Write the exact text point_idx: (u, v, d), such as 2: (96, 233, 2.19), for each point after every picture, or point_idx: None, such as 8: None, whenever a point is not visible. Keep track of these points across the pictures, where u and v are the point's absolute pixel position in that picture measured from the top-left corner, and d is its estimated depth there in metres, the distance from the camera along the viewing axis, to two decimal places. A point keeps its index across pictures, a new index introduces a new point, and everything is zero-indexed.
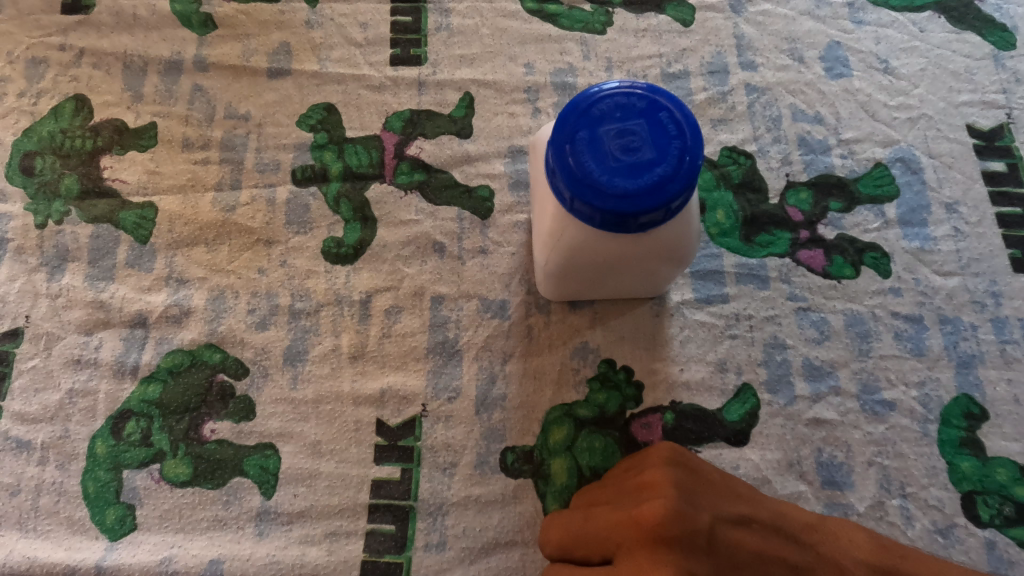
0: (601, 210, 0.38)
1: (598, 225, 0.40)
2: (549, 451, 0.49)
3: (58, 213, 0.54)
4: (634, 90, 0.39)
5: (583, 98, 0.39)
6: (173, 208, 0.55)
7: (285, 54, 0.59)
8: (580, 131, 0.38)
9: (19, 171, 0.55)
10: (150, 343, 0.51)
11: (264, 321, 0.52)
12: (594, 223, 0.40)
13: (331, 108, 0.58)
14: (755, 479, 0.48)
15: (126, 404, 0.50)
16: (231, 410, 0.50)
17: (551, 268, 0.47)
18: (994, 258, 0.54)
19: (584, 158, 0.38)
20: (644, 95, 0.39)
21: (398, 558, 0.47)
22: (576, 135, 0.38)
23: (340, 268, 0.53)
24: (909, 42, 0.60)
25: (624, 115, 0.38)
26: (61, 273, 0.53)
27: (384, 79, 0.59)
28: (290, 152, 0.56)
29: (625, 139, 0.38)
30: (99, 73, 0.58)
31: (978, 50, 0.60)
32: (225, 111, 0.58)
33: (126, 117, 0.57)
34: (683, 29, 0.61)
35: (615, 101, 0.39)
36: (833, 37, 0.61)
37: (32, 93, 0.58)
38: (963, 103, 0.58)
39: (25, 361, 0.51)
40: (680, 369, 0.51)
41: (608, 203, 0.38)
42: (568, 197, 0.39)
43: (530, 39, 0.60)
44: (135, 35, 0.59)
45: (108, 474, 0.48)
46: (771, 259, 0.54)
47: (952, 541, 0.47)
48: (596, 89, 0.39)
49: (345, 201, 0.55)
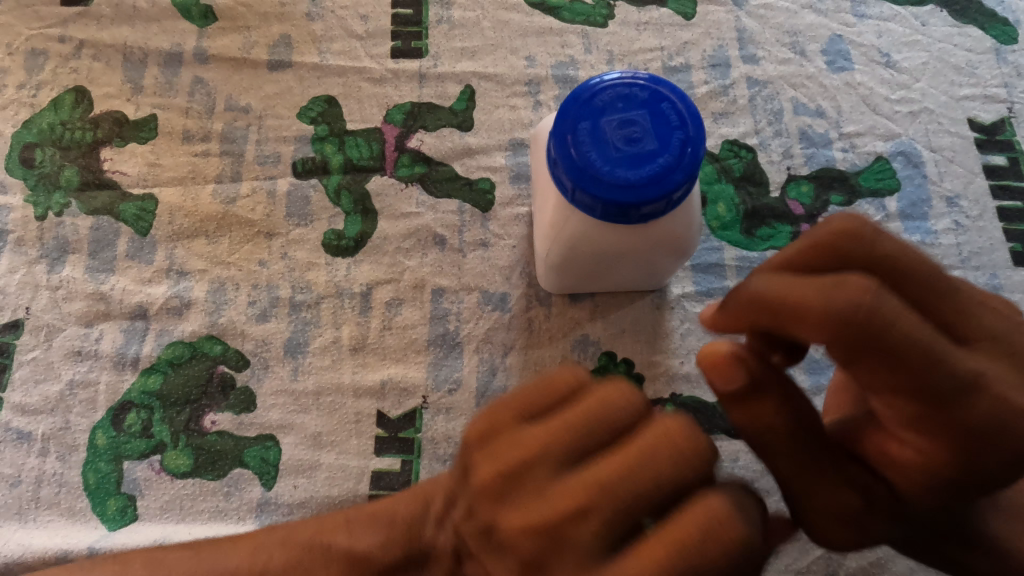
0: (601, 200, 0.38)
1: (600, 216, 0.40)
2: None
3: (58, 206, 0.54)
4: (636, 81, 0.39)
5: (585, 87, 0.39)
6: (174, 200, 0.55)
7: (285, 46, 0.59)
8: (582, 122, 0.38)
9: (19, 163, 0.55)
10: (150, 335, 0.51)
11: (264, 313, 0.52)
12: (596, 214, 0.40)
13: (332, 101, 0.58)
14: (754, 472, 0.49)
15: (127, 396, 0.50)
16: (231, 402, 0.50)
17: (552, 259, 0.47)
18: (995, 252, 0.54)
19: (587, 149, 0.38)
20: (646, 86, 0.39)
21: None
22: (578, 125, 0.38)
23: (341, 261, 0.53)
24: (910, 36, 0.60)
25: (625, 106, 0.38)
26: (61, 265, 0.53)
27: (385, 71, 0.59)
28: (290, 144, 0.56)
29: (627, 129, 0.38)
30: (99, 64, 0.58)
31: (980, 44, 0.60)
32: (226, 103, 0.57)
33: (126, 109, 0.57)
34: (684, 22, 0.61)
35: (617, 92, 0.39)
36: (835, 30, 0.60)
37: (31, 84, 0.58)
38: (964, 97, 0.58)
39: (25, 352, 0.51)
40: (680, 362, 0.51)
41: (610, 192, 0.38)
42: (569, 186, 0.39)
43: (531, 31, 0.60)
44: (135, 26, 0.59)
45: (109, 465, 0.48)
46: (772, 252, 0.54)
47: None
48: (598, 80, 0.39)
49: (345, 193, 0.55)
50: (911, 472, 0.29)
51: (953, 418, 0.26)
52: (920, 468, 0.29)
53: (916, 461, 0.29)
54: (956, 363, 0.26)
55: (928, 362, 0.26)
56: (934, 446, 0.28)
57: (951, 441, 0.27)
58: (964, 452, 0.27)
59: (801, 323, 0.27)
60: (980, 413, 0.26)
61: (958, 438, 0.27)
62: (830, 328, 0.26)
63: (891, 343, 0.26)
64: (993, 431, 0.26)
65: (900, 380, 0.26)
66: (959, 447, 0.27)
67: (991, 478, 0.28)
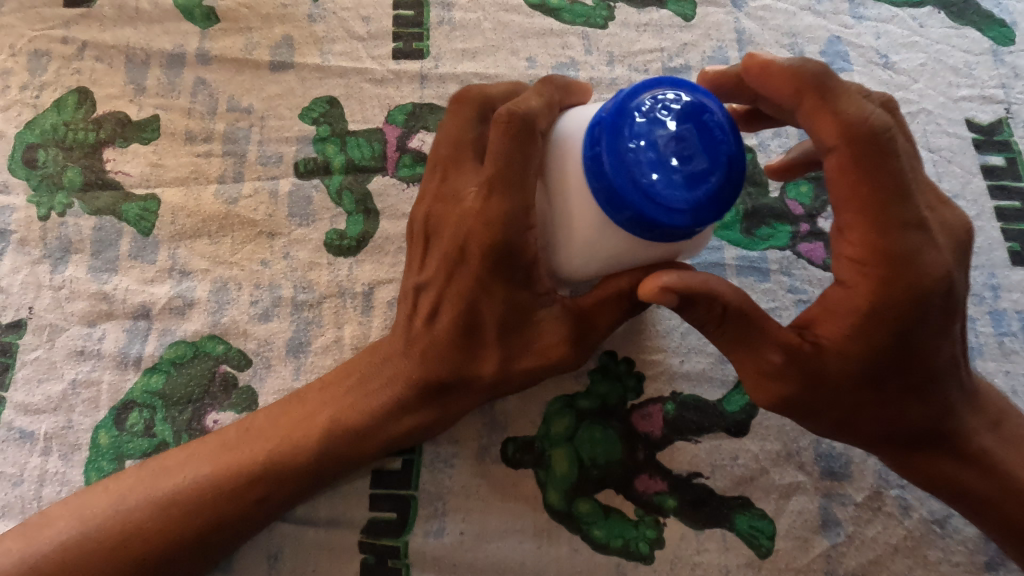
0: (657, 222, 0.39)
1: (658, 237, 0.41)
2: (550, 441, 0.50)
3: (60, 206, 0.54)
4: (674, 95, 0.40)
5: (617, 108, 0.40)
6: (176, 200, 0.55)
7: (287, 47, 0.60)
8: (631, 147, 0.39)
9: (22, 164, 0.55)
10: (153, 335, 0.51)
11: (266, 312, 0.52)
12: (655, 236, 0.41)
13: (333, 101, 0.58)
14: (754, 470, 0.49)
15: (129, 395, 0.50)
16: (233, 401, 0.50)
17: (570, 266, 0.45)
18: (993, 252, 0.54)
19: (634, 175, 0.39)
20: (686, 100, 0.40)
21: (396, 542, 0.47)
22: (620, 152, 0.39)
23: (343, 261, 0.53)
24: (909, 37, 0.61)
25: (670, 124, 0.39)
26: (64, 265, 0.53)
27: (387, 72, 0.59)
28: (292, 145, 0.57)
29: (677, 149, 0.39)
30: (102, 65, 0.59)
31: (977, 45, 0.60)
32: (228, 104, 0.58)
33: (129, 110, 0.57)
34: (684, 23, 0.61)
35: (659, 111, 0.39)
36: (833, 32, 0.61)
37: (34, 86, 0.58)
38: (962, 98, 0.59)
39: (29, 352, 0.51)
40: (680, 360, 0.52)
41: (672, 218, 0.39)
42: (618, 213, 0.40)
43: (532, 33, 0.61)
44: (138, 28, 0.60)
45: (112, 464, 0.48)
46: (772, 251, 0.54)
47: (949, 531, 0.47)
48: (635, 99, 0.40)
49: (347, 193, 0.55)
50: (846, 314, 0.38)
51: (886, 248, 0.36)
52: (845, 301, 0.38)
53: (850, 297, 0.38)
54: (912, 204, 0.37)
55: (893, 185, 0.36)
56: (864, 280, 0.37)
57: (878, 274, 0.37)
58: (887, 286, 0.37)
59: (826, 115, 0.37)
60: (907, 246, 0.36)
61: (885, 266, 0.36)
62: (847, 128, 0.37)
63: (874, 152, 0.36)
64: (905, 256, 0.36)
65: (871, 202, 0.36)
66: (886, 278, 0.37)
67: (906, 321, 0.37)
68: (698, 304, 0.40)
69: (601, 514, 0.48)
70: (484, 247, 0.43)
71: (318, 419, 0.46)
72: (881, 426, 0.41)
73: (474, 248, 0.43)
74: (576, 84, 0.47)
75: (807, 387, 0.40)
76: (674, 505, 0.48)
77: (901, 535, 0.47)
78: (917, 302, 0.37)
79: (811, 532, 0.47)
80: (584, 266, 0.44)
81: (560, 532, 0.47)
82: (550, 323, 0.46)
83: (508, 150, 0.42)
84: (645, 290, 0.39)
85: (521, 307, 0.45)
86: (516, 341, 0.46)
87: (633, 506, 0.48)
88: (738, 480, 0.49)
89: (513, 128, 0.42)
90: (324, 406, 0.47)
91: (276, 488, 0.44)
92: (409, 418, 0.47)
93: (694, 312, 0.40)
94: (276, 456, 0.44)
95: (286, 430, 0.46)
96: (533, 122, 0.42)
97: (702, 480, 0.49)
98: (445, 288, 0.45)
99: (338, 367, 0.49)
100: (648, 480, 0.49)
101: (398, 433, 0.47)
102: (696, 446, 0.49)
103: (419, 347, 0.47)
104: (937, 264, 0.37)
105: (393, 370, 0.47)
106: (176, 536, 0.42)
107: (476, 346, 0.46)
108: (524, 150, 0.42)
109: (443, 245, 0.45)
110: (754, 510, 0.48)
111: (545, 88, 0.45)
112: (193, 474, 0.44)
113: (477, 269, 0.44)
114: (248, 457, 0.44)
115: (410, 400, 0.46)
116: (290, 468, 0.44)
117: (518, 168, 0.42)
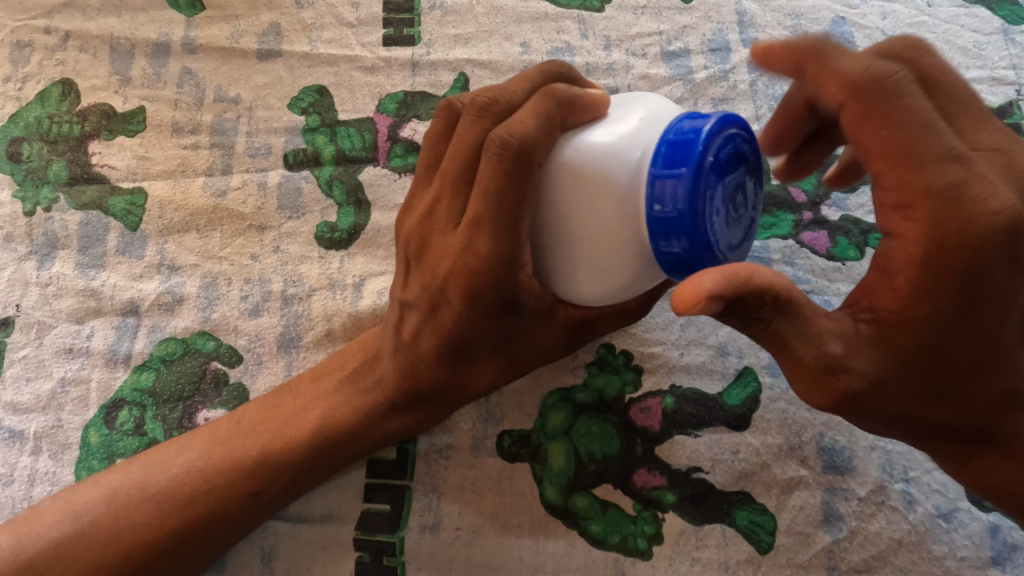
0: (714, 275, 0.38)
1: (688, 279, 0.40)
2: (546, 435, 0.49)
3: (46, 201, 0.53)
4: (728, 131, 0.37)
5: (698, 145, 0.35)
6: (163, 193, 0.54)
7: (275, 35, 0.58)
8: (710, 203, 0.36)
9: (6, 158, 0.54)
10: (142, 332, 0.50)
11: (256, 308, 0.51)
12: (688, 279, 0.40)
13: (323, 91, 0.57)
14: (755, 464, 0.48)
15: (119, 393, 0.49)
16: (224, 398, 0.49)
17: (576, 299, 0.41)
18: None
19: (711, 228, 0.36)
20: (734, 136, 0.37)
21: (392, 538, 0.46)
22: (702, 202, 0.35)
23: (334, 254, 0.52)
24: (915, 17, 0.59)
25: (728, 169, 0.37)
26: (51, 261, 0.52)
27: (377, 60, 0.58)
28: (282, 136, 0.56)
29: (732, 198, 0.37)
30: (85, 56, 0.57)
31: (987, 25, 0.59)
32: (215, 94, 0.57)
33: (114, 101, 0.56)
34: (683, 5, 0.60)
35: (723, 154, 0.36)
36: (838, 13, 0.59)
37: (17, 77, 0.57)
38: (972, 79, 0.57)
39: (16, 350, 0.50)
40: (680, 354, 0.51)
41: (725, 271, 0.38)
42: (688, 269, 0.37)
43: (526, 17, 0.59)
44: (122, 16, 0.58)
45: (103, 464, 0.47)
46: (774, 241, 0.53)
47: (955, 525, 0.46)
48: (706, 140, 0.35)
49: (338, 184, 0.54)
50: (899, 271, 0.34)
51: (925, 182, 0.33)
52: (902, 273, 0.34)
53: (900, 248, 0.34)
54: (942, 137, 0.34)
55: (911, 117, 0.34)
56: (913, 224, 0.34)
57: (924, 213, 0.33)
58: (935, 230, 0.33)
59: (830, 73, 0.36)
60: (949, 177, 0.33)
61: (930, 202, 0.33)
62: (851, 83, 0.35)
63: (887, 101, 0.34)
64: (951, 190, 0.33)
65: (899, 143, 0.34)
66: (934, 217, 0.33)
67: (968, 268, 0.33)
68: (748, 302, 0.33)
69: (599, 510, 0.47)
70: (464, 290, 0.40)
71: (309, 415, 0.45)
72: (938, 415, 0.37)
73: (454, 290, 0.40)
74: (589, 96, 0.39)
75: (876, 380, 0.35)
76: (673, 500, 0.47)
77: (905, 530, 0.46)
78: (972, 254, 0.33)
79: (812, 528, 0.46)
80: (592, 300, 0.41)
81: (557, 527, 0.47)
82: (544, 335, 0.44)
83: (495, 188, 0.37)
84: (686, 300, 0.32)
85: (515, 330, 0.43)
86: (508, 353, 0.45)
87: (631, 501, 0.47)
88: (739, 474, 0.48)
89: (507, 162, 0.36)
90: (316, 401, 0.46)
91: (271, 483, 0.43)
92: (399, 418, 0.46)
93: (741, 313, 0.34)
94: (269, 450, 0.44)
95: (279, 425, 0.45)
96: (528, 153, 0.36)
97: (701, 476, 0.48)
98: (429, 317, 0.43)
99: (328, 359, 0.48)
100: (646, 474, 0.48)
101: (390, 432, 0.46)
102: (696, 440, 0.48)
103: (412, 362, 0.45)
104: (991, 203, 0.33)
105: (381, 371, 0.46)
106: (174, 530, 0.41)
107: (464, 367, 0.45)
108: (515, 189, 0.37)
109: (422, 279, 0.43)
110: (754, 506, 0.47)
111: (542, 104, 0.37)
112: (187, 465, 0.43)
113: (460, 309, 0.41)
114: (240, 451, 0.44)
115: (401, 403, 0.46)
116: (283, 461, 0.44)
117: (511, 212, 0.37)
